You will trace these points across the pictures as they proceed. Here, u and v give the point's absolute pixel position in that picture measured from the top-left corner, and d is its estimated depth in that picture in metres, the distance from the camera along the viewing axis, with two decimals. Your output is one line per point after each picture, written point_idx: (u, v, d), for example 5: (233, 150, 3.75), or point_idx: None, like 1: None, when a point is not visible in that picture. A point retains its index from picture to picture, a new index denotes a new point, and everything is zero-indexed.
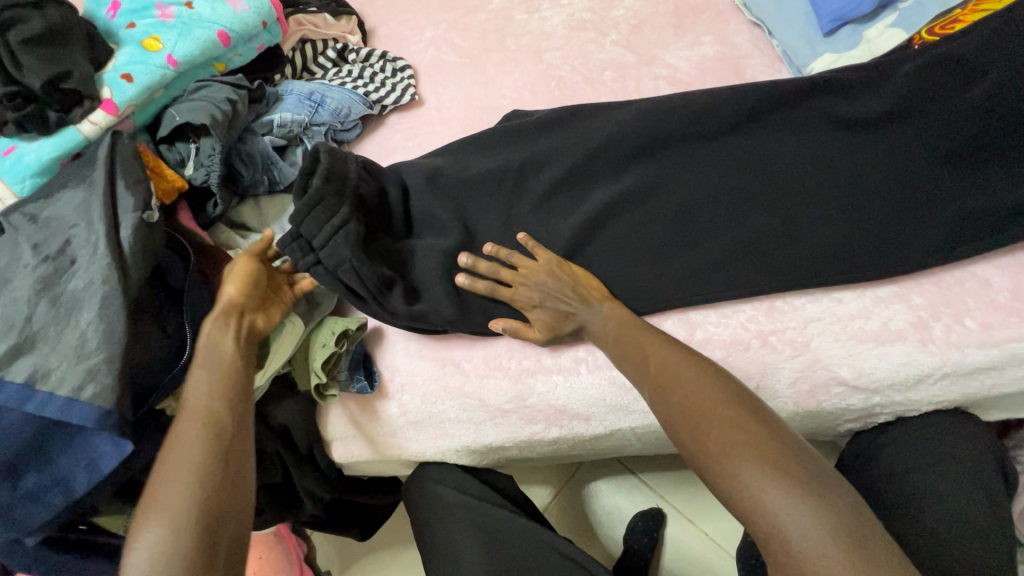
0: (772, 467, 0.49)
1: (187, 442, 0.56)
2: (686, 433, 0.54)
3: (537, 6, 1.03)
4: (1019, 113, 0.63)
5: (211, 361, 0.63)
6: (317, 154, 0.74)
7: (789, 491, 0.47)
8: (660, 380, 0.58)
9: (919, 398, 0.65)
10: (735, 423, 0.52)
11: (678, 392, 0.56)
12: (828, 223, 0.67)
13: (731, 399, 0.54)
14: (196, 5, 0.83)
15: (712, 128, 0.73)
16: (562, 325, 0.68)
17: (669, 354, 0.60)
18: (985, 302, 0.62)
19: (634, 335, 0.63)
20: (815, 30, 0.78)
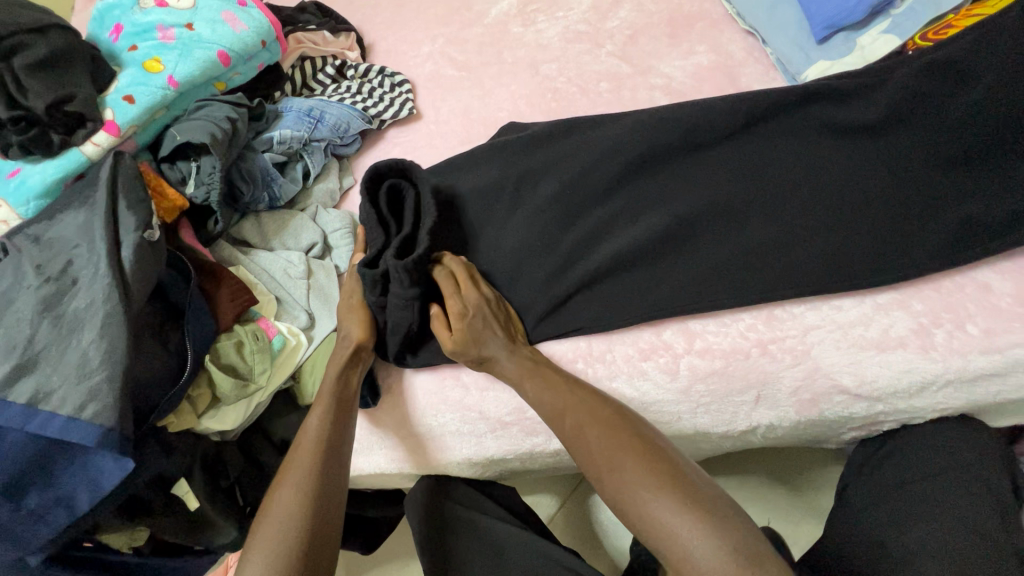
0: (671, 493, 0.52)
1: (298, 473, 0.61)
2: (599, 475, 0.57)
3: (533, 19, 1.04)
4: (1015, 117, 0.62)
5: (327, 396, 0.68)
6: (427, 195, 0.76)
7: (687, 519, 0.51)
8: (575, 429, 0.60)
9: (922, 406, 0.64)
10: (633, 460, 0.56)
11: (586, 448, 0.59)
12: (827, 230, 0.67)
13: (631, 434, 0.58)
14: (196, 26, 0.85)
15: (708, 138, 0.73)
16: (476, 338, 0.68)
17: (581, 398, 0.62)
18: (987, 308, 0.61)
19: (552, 380, 0.65)
20: (809, 38, 0.78)
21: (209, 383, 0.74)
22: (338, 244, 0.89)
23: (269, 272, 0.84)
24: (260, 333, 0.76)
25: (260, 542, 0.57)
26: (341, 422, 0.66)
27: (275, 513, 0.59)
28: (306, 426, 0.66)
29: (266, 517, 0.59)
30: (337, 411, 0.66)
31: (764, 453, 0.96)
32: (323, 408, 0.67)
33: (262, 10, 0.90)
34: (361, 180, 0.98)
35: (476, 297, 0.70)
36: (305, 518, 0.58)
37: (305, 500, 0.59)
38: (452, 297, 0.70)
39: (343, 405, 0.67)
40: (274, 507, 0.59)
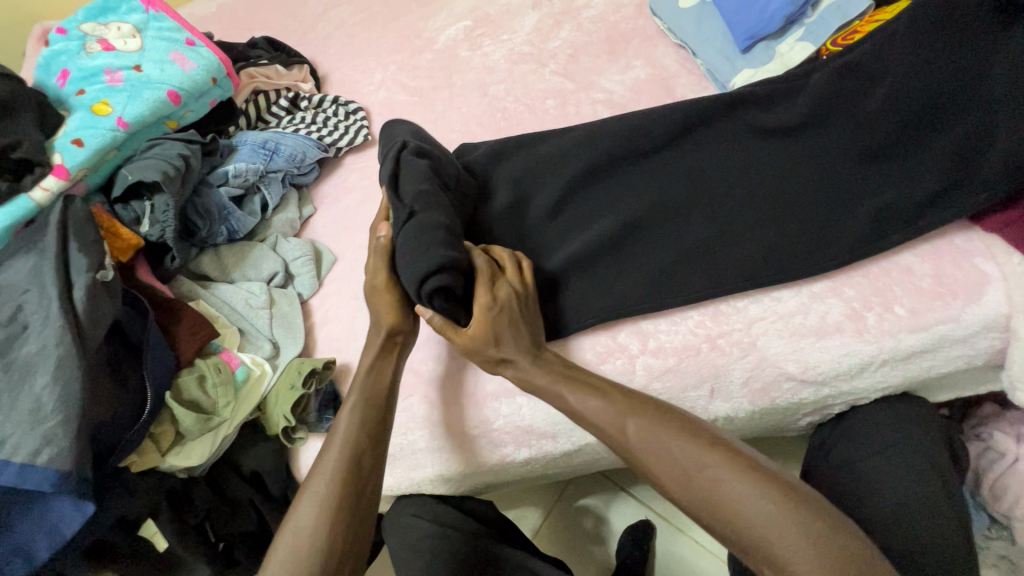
0: (770, 499, 0.52)
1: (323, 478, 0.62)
2: (681, 482, 0.56)
3: (479, 43, 1.08)
4: (923, 109, 0.65)
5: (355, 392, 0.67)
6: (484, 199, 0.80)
7: (788, 522, 0.51)
8: (644, 436, 0.58)
9: (865, 385, 0.67)
10: (716, 461, 0.55)
11: (659, 456, 0.57)
12: (763, 226, 0.70)
13: (707, 440, 0.57)
14: (145, 67, 0.87)
15: (648, 147, 0.77)
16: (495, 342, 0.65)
17: (639, 405, 0.61)
18: (911, 289, 0.63)
19: (598, 387, 0.62)
20: (732, 48, 0.82)
21: (172, 419, 0.74)
22: (299, 271, 0.91)
23: (231, 304, 0.86)
24: (222, 366, 0.77)
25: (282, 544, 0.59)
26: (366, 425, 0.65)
27: (299, 520, 0.60)
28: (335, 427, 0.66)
29: (300, 527, 0.60)
30: (363, 410, 0.66)
31: None
32: (352, 403, 0.66)
33: (211, 48, 0.92)
34: (320, 208, 1.01)
35: (509, 290, 0.67)
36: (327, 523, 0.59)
37: (330, 507, 0.60)
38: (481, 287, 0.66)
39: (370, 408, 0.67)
40: (299, 516, 0.60)
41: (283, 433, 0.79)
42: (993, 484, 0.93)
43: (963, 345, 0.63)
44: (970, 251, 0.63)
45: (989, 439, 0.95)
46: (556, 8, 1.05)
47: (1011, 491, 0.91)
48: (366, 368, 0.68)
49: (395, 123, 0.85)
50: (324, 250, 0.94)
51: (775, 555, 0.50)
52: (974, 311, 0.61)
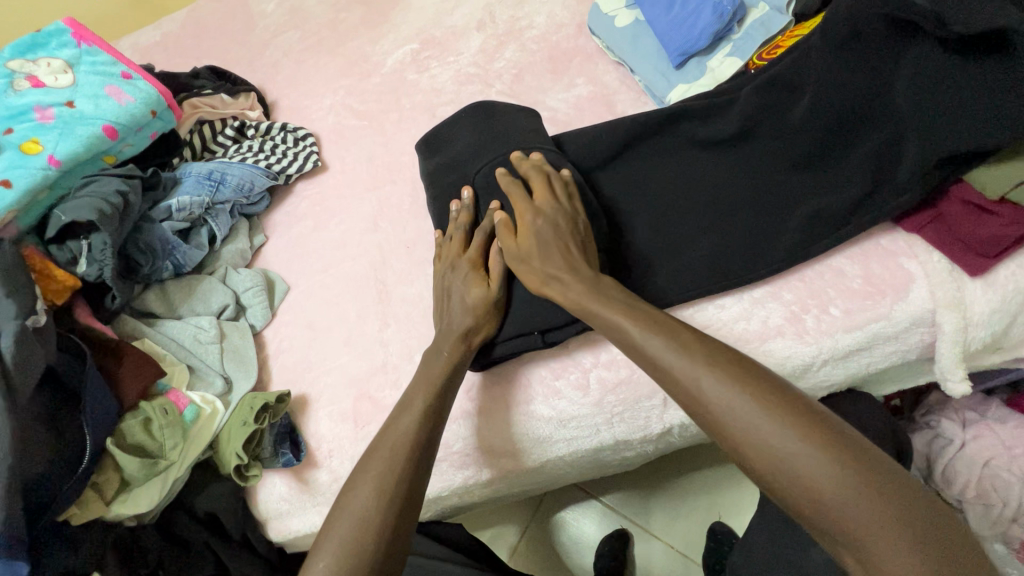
0: (855, 475, 0.47)
1: (382, 468, 0.60)
2: (753, 449, 0.50)
3: (427, 65, 1.09)
4: (840, 118, 0.66)
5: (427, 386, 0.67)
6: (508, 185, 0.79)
7: (883, 504, 0.46)
8: (719, 391, 0.52)
9: (811, 385, 0.69)
10: (804, 431, 0.49)
11: (739, 417, 0.51)
12: (704, 236, 0.72)
13: (790, 403, 0.51)
14: (78, 103, 0.85)
15: (590, 164, 0.78)
16: (540, 261, 0.66)
17: (712, 352, 0.54)
18: (844, 290, 0.66)
19: (669, 336, 0.57)
20: (667, 66, 0.84)
21: (116, 466, 0.71)
22: (251, 302, 0.90)
23: (177, 340, 0.84)
24: (170, 407, 0.75)
25: (337, 532, 0.56)
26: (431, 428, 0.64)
27: (357, 508, 0.57)
28: (403, 418, 0.64)
29: (352, 512, 0.57)
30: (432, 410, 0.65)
31: None
32: (424, 399, 0.65)
33: (149, 80, 0.90)
34: (272, 237, 1.00)
35: (553, 207, 0.70)
36: (382, 512, 0.57)
37: (386, 492, 0.58)
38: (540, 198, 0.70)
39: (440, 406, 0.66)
40: (356, 497, 0.58)
41: (235, 472, 0.76)
42: (944, 469, 0.97)
43: (896, 341, 0.65)
44: (895, 251, 0.65)
45: (938, 427, 0.99)
46: (499, 28, 1.07)
47: (961, 475, 0.95)
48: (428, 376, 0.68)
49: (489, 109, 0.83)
50: (276, 279, 0.94)
51: (845, 521, 0.46)
52: (901, 309, 0.63)
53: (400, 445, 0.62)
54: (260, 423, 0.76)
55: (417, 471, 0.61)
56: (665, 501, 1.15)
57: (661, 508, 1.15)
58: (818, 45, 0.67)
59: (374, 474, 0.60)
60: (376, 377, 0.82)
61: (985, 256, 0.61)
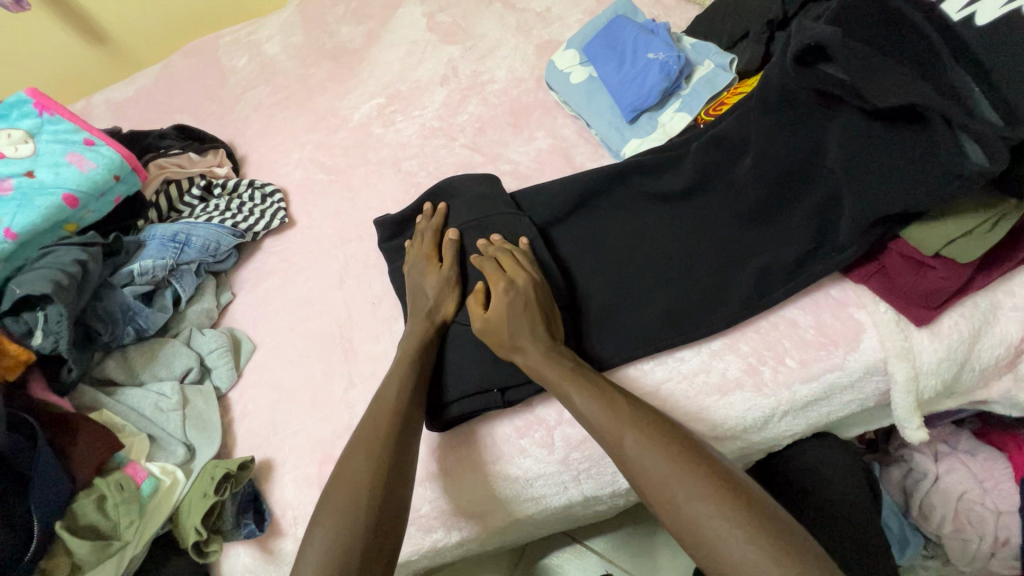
0: (756, 540, 0.48)
1: (332, 520, 0.58)
2: (667, 507, 0.53)
3: (392, 119, 1.11)
4: (785, 175, 0.67)
5: (380, 429, 0.65)
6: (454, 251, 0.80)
7: (782, 568, 0.46)
8: (641, 450, 0.56)
9: (773, 435, 0.70)
10: (711, 494, 0.51)
11: (655, 475, 0.54)
12: (661, 291, 0.73)
13: (703, 465, 0.54)
14: (38, 172, 0.85)
15: (548, 220, 0.81)
16: (509, 330, 0.67)
17: (639, 415, 0.58)
18: (798, 341, 0.67)
19: (600, 400, 0.60)
20: (621, 120, 0.86)
21: (66, 550, 0.68)
22: (216, 364, 0.89)
23: (137, 409, 0.82)
24: (126, 481, 0.73)
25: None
26: (376, 488, 0.60)
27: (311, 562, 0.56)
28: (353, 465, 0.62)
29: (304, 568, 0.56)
30: (379, 463, 0.62)
31: None
32: (370, 442, 0.64)
33: (112, 145, 0.91)
34: (239, 294, 1.00)
35: (527, 279, 0.70)
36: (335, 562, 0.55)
37: (338, 544, 0.56)
38: (514, 270, 0.72)
39: (392, 446, 0.64)
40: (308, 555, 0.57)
41: (192, 547, 0.74)
42: (921, 504, 0.97)
43: (853, 390, 0.66)
44: (845, 301, 0.66)
45: (911, 461, 0.99)
46: (462, 82, 1.09)
47: (937, 510, 0.94)
48: (369, 439, 0.64)
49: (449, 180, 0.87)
50: (242, 337, 0.93)
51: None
52: (855, 359, 0.64)
53: (349, 492, 0.60)
54: (221, 494, 0.74)
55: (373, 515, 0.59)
56: (648, 544, 1.13)
57: (645, 553, 1.13)
58: (755, 108, 0.68)
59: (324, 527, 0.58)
60: (341, 439, 0.81)
61: (927, 306, 0.62)
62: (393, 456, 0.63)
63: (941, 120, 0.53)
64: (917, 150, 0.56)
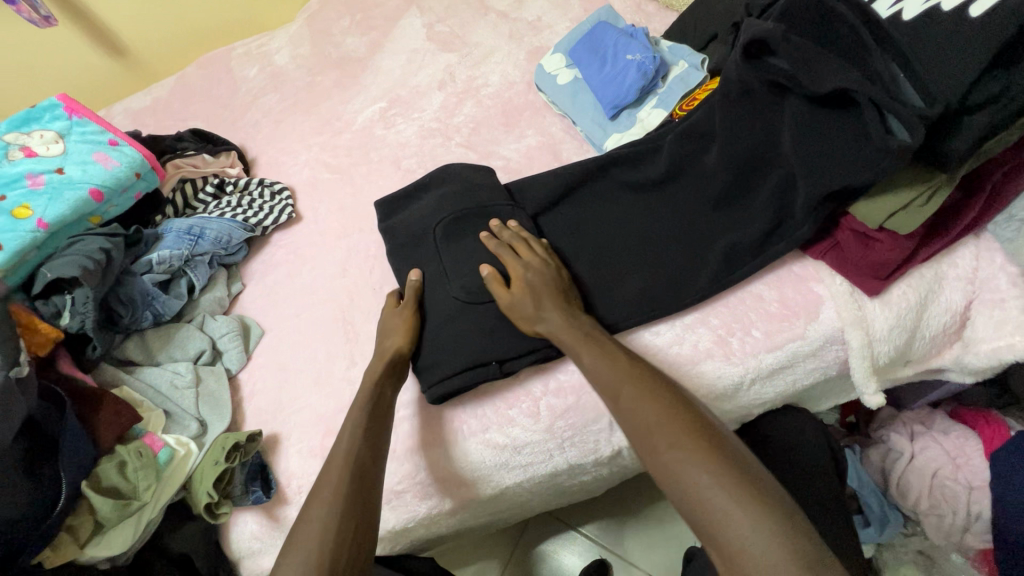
0: (729, 485, 0.53)
1: (332, 485, 0.64)
2: (651, 452, 0.58)
3: (393, 121, 1.18)
4: (744, 163, 0.73)
5: (371, 413, 0.71)
6: (444, 234, 0.85)
7: (743, 509, 0.51)
8: (634, 402, 0.61)
9: (743, 403, 0.75)
10: (691, 444, 0.56)
11: (644, 424, 0.60)
12: (637, 271, 0.78)
13: (691, 420, 0.59)
14: (67, 169, 0.93)
15: (535, 207, 0.86)
16: (532, 303, 0.73)
17: (637, 374, 0.64)
18: (763, 314, 0.72)
19: (603, 361, 0.66)
20: (603, 117, 0.93)
21: (90, 509, 0.74)
22: (227, 347, 0.95)
23: (155, 386, 0.88)
24: (144, 449, 0.78)
25: (300, 545, 0.59)
26: (366, 459, 0.67)
27: (313, 521, 0.61)
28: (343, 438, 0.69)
29: (306, 526, 0.60)
30: (372, 444, 0.68)
31: None
32: (359, 422, 0.70)
33: (134, 145, 0.99)
34: (249, 284, 1.06)
35: (541, 262, 0.76)
36: (335, 519, 0.61)
37: (339, 503, 0.62)
38: (529, 254, 0.77)
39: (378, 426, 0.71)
40: (313, 514, 0.61)
41: (205, 510, 0.80)
42: (899, 482, 1.01)
43: (815, 358, 0.71)
44: (805, 276, 0.72)
45: (888, 441, 1.04)
46: (459, 86, 1.17)
47: (913, 487, 0.98)
48: (359, 419, 0.71)
49: (450, 167, 0.94)
50: (252, 324, 1.00)
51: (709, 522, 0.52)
52: (815, 329, 0.70)
53: (344, 462, 0.66)
54: (231, 462, 0.79)
55: (365, 483, 0.65)
56: (641, 528, 1.17)
57: (638, 537, 1.17)
58: (718, 102, 0.74)
59: (326, 491, 0.63)
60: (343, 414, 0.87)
61: (878, 278, 0.67)
62: (378, 434, 0.70)
63: (868, 102, 0.58)
64: (859, 133, 0.62)
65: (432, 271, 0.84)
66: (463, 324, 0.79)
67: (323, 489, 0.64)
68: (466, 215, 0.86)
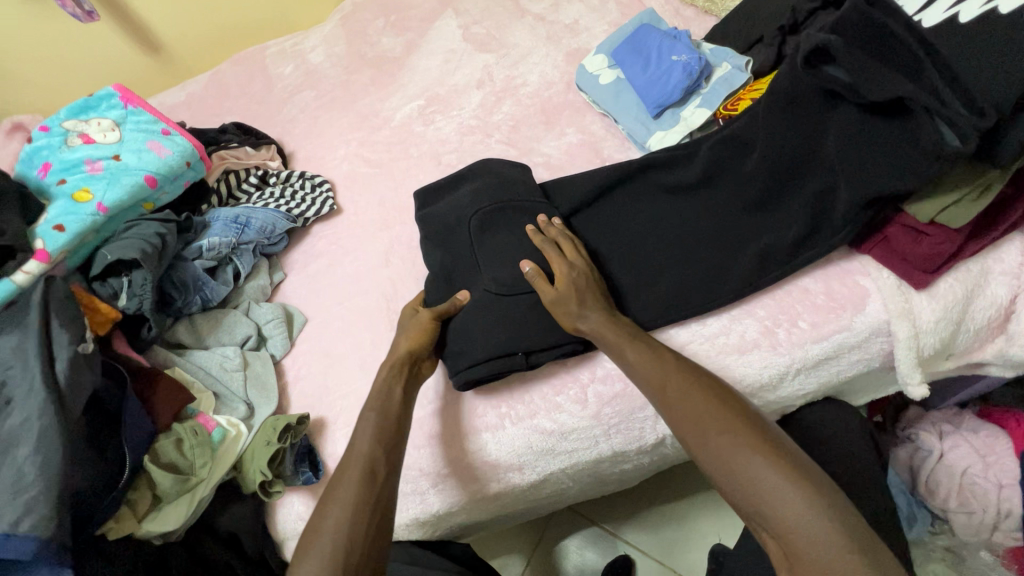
0: (783, 473, 0.55)
1: (351, 481, 0.65)
2: (702, 443, 0.60)
3: (432, 119, 1.21)
4: (785, 168, 0.76)
5: (392, 410, 0.72)
6: (480, 224, 0.87)
7: (801, 494, 0.53)
8: (683, 396, 0.63)
9: (787, 393, 0.77)
10: (742, 434, 0.59)
11: (694, 416, 0.62)
12: (669, 271, 0.80)
13: (739, 413, 0.61)
14: (123, 156, 0.95)
15: (569, 208, 0.88)
16: (578, 300, 0.74)
17: (682, 370, 0.66)
18: (810, 306, 0.74)
19: (648, 357, 0.68)
20: (646, 115, 0.95)
21: (149, 484, 0.77)
22: (272, 333, 0.97)
23: (205, 368, 0.90)
24: (199, 428, 0.80)
25: (319, 540, 0.61)
26: (385, 455, 0.68)
27: (332, 516, 0.62)
28: (361, 434, 0.70)
29: (324, 521, 0.62)
30: (391, 440, 0.69)
31: None
32: (379, 416, 0.71)
33: (186, 135, 1.01)
34: (290, 274, 1.08)
35: (584, 263, 0.78)
36: (351, 516, 0.62)
37: (357, 500, 0.63)
38: (573, 254, 0.79)
39: (399, 423, 0.71)
40: (331, 509, 0.63)
41: (259, 489, 0.81)
42: (927, 481, 1.02)
43: (859, 349, 0.73)
44: (851, 270, 0.75)
45: (917, 439, 1.05)
46: (497, 86, 1.20)
47: (942, 485, 1.00)
48: (381, 416, 0.71)
49: (491, 160, 0.96)
50: (295, 312, 1.01)
51: (764, 508, 0.54)
52: (861, 321, 0.72)
53: (362, 459, 0.67)
54: (283, 443, 0.81)
55: (382, 480, 0.66)
56: (665, 524, 1.19)
57: (662, 533, 1.18)
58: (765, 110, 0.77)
59: (343, 489, 0.65)
60: None
61: (925, 272, 0.70)
62: (398, 432, 0.71)
63: (923, 112, 0.61)
64: (911, 141, 0.64)
65: (465, 260, 0.86)
66: (495, 312, 0.80)
67: (341, 486, 0.65)
68: (505, 206, 0.87)
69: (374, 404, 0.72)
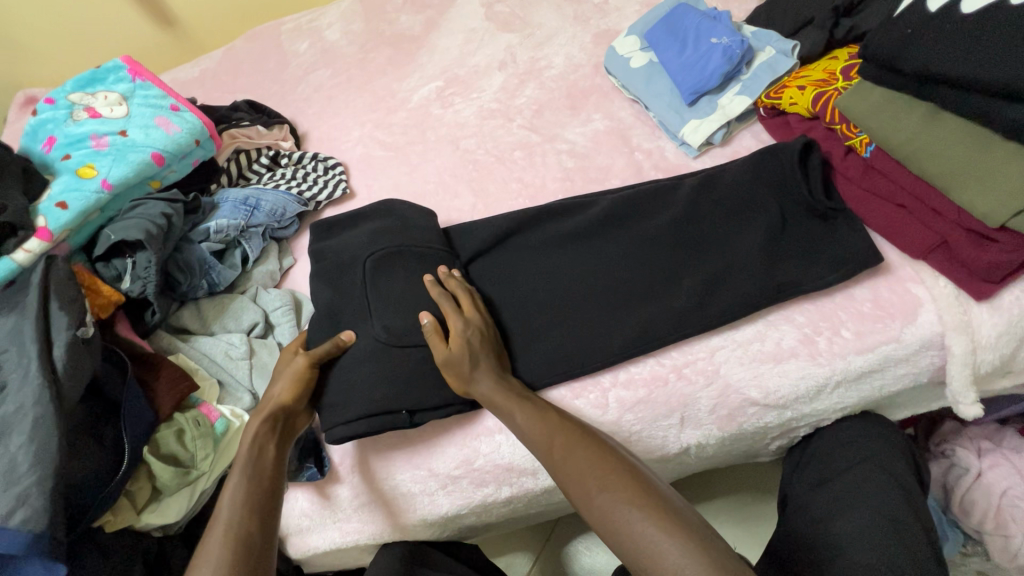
0: (658, 521, 0.55)
1: (215, 559, 0.56)
2: (585, 498, 0.59)
3: (450, 101, 1.15)
4: (690, 238, 0.78)
5: (263, 476, 0.64)
6: (381, 259, 0.80)
7: (674, 538, 0.54)
8: (566, 452, 0.62)
9: (824, 407, 0.72)
10: (621, 486, 0.58)
11: (578, 473, 0.60)
12: (587, 316, 0.77)
13: (617, 462, 0.61)
14: (130, 132, 0.91)
15: (475, 250, 0.84)
16: (469, 363, 0.69)
17: (565, 426, 0.64)
18: (854, 314, 0.70)
19: (534, 411, 0.66)
20: (680, 103, 0.89)
21: (148, 475, 0.74)
22: (279, 321, 0.90)
23: (209, 355, 0.86)
24: (202, 419, 0.77)
25: None
26: (257, 527, 0.60)
27: None
28: (225, 503, 0.61)
29: None
30: (264, 511, 0.61)
31: (733, 471, 1.06)
32: (245, 484, 0.63)
33: (195, 111, 0.96)
34: (300, 259, 1.02)
35: (480, 319, 0.74)
36: None
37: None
38: (471, 309, 0.74)
39: (270, 489, 0.64)
40: None
41: None
42: (962, 499, 0.96)
43: (907, 362, 0.69)
44: (904, 277, 0.71)
45: (953, 456, 0.98)
46: (520, 68, 1.14)
47: (979, 505, 0.94)
48: (248, 485, 0.63)
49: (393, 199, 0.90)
50: (304, 299, 0.94)
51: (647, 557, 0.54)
52: (911, 332, 0.68)
53: (228, 531, 0.58)
54: None
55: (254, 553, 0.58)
56: None
57: None
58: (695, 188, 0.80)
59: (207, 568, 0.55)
60: None
61: (990, 281, 0.66)
62: (271, 500, 0.63)
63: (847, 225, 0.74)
64: (826, 246, 0.73)
65: (355, 305, 0.79)
66: (378, 367, 0.74)
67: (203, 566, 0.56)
68: (401, 250, 0.81)
69: (241, 468, 0.64)
